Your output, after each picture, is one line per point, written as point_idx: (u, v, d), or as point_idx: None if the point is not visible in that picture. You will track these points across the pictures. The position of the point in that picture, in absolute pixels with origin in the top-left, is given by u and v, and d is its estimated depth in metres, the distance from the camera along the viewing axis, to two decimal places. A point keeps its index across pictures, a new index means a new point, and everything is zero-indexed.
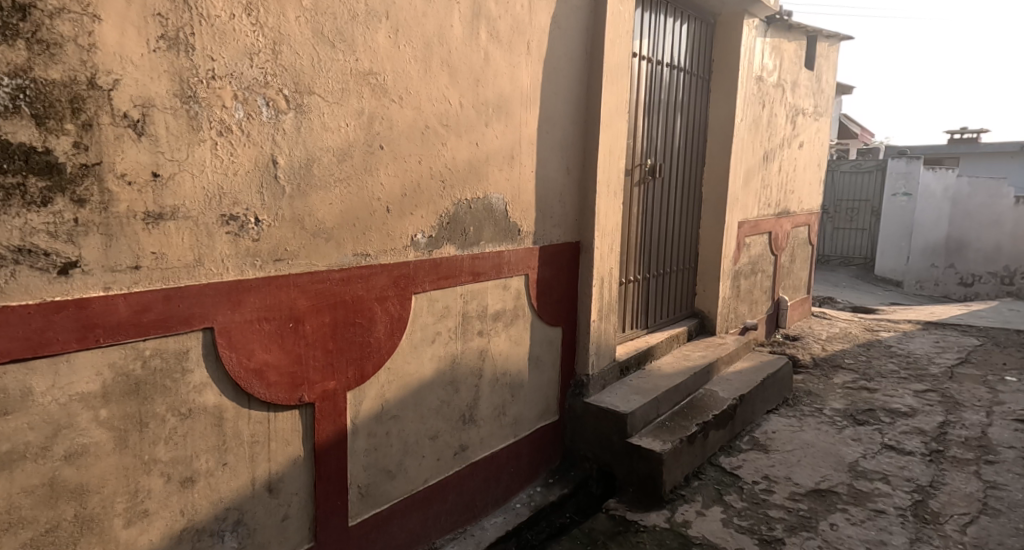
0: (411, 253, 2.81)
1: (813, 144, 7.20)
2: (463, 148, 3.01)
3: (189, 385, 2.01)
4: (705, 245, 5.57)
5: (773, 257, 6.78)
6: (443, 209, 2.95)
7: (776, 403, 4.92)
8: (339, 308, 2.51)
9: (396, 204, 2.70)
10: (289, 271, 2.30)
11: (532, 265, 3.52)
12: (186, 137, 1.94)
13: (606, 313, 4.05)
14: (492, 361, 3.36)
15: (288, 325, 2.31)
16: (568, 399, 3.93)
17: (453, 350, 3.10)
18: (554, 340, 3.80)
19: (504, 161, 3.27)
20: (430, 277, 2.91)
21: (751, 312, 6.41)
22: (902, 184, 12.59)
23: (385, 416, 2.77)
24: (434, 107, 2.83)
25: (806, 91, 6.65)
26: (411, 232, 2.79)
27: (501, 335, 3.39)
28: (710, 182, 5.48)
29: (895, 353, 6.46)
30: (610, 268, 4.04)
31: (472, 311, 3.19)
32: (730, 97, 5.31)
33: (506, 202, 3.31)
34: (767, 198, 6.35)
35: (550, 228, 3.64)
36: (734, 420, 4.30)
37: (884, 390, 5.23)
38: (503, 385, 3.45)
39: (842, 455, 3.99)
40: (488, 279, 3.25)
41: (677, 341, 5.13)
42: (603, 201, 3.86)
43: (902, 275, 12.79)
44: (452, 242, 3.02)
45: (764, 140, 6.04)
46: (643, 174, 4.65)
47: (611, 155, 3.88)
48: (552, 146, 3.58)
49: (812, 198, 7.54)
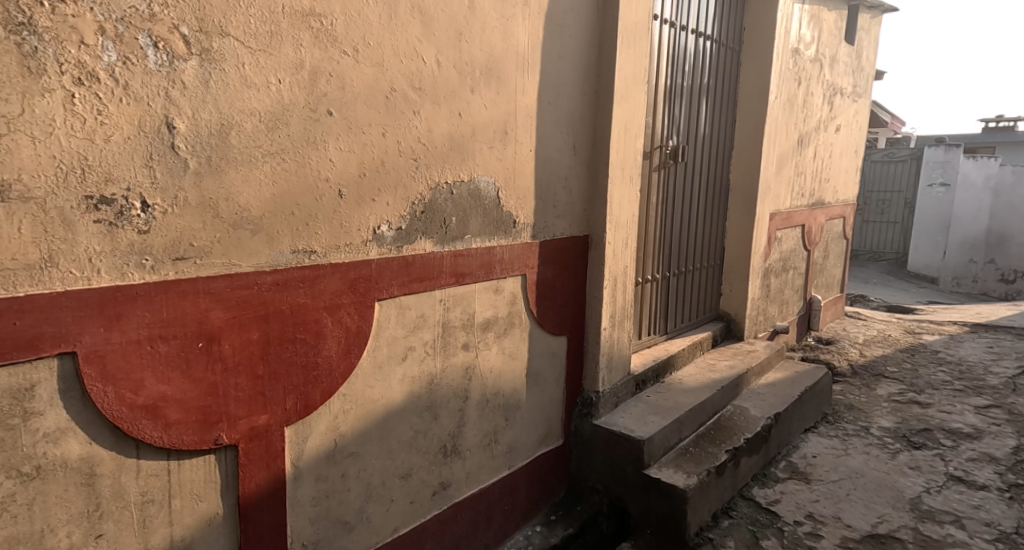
0: (373, 249, 2.23)
1: (850, 128, 6.52)
2: (443, 121, 2.43)
3: (37, 433, 1.47)
4: (732, 240, 4.95)
5: (806, 252, 6.15)
6: (416, 194, 2.37)
7: (814, 421, 4.32)
8: (272, 321, 1.93)
9: (351, 187, 2.13)
10: (197, 274, 1.73)
11: (531, 264, 2.94)
12: (18, 85, 1.40)
13: (619, 319, 3.47)
14: (481, 380, 2.79)
15: (197, 346, 1.74)
16: (574, 421, 3.36)
17: (431, 369, 2.53)
18: (558, 351, 3.22)
19: (495, 137, 2.69)
20: (399, 280, 2.33)
21: (781, 314, 5.79)
22: (940, 173, 11.92)
23: (340, 455, 2.20)
24: (403, 65, 2.24)
25: (846, 68, 5.98)
26: (372, 223, 2.22)
27: (492, 348, 2.82)
28: (739, 169, 4.86)
29: (945, 360, 5.80)
30: (625, 267, 3.45)
31: (456, 320, 2.61)
32: (763, 71, 4.68)
33: (498, 187, 2.74)
34: (801, 187, 5.70)
35: (553, 219, 3.05)
36: (767, 444, 3.71)
37: (938, 406, 4.60)
38: (495, 407, 2.88)
39: (900, 488, 3.37)
40: (476, 281, 2.68)
41: (700, 348, 4.53)
42: (617, 187, 3.27)
43: (937, 271, 12.05)
44: (429, 235, 2.44)
45: (799, 122, 5.39)
46: (664, 157, 4.04)
47: (626, 134, 3.28)
48: (556, 120, 2.99)
49: (848, 187, 6.88)
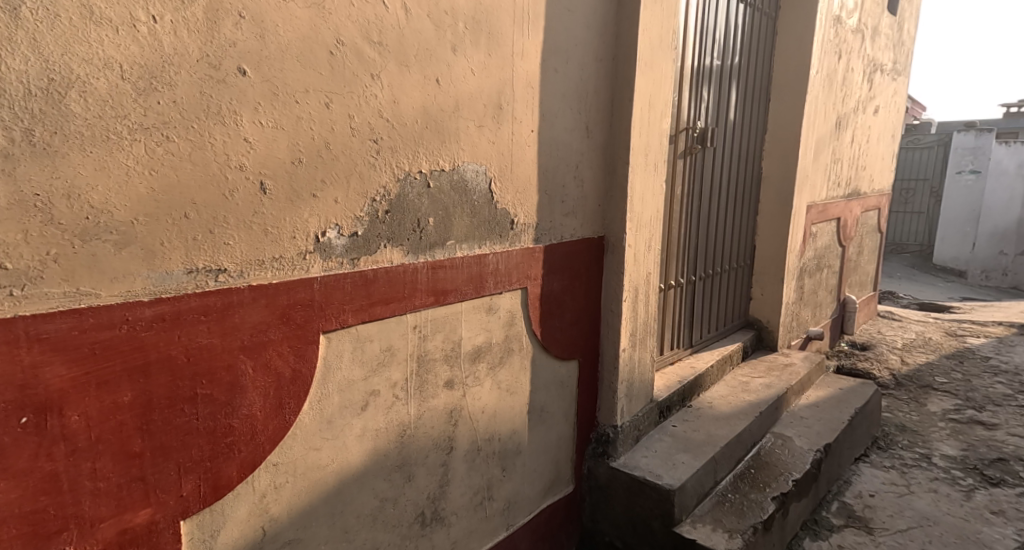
0: (315, 264, 1.63)
1: (889, 110, 5.87)
2: (413, 89, 1.82)
3: None
4: (764, 238, 4.34)
5: (841, 248, 5.52)
6: (379, 187, 1.77)
7: (865, 447, 3.72)
8: (156, 373, 1.31)
9: (279, 179, 1.52)
10: (15, 316, 1.12)
11: (533, 275, 2.34)
12: None
13: (641, 337, 2.86)
14: (470, 424, 2.19)
15: (18, 424, 1.14)
16: (586, 462, 2.77)
17: (402, 418, 1.93)
18: (567, 381, 2.62)
19: (487, 113, 2.08)
20: (354, 303, 1.73)
21: (815, 318, 5.18)
22: (969, 160, 11.34)
23: (271, 547, 1.60)
24: (355, 9, 1.63)
25: (887, 42, 5.33)
26: (313, 227, 1.61)
27: (484, 383, 2.23)
28: (774, 156, 4.24)
29: (998, 368, 5.21)
30: (648, 274, 2.84)
31: (435, 352, 2.02)
32: (803, 42, 4.05)
33: (490, 178, 2.13)
34: (838, 176, 5.08)
35: (561, 218, 2.44)
36: (817, 482, 3.13)
37: (1006, 427, 4.02)
38: (489, 456, 2.29)
39: (986, 542, 2.83)
40: (461, 299, 2.07)
41: (731, 362, 3.93)
42: (639, 178, 2.65)
43: (966, 264, 11.42)
44: (397, 243, 1.84)
45: (838, 103, 4.76)
46: (691, 141, 3.43)
47: (651, 112, 2.66)
48: (564, 93, 2.37)
49: (884, 175, 6.24)
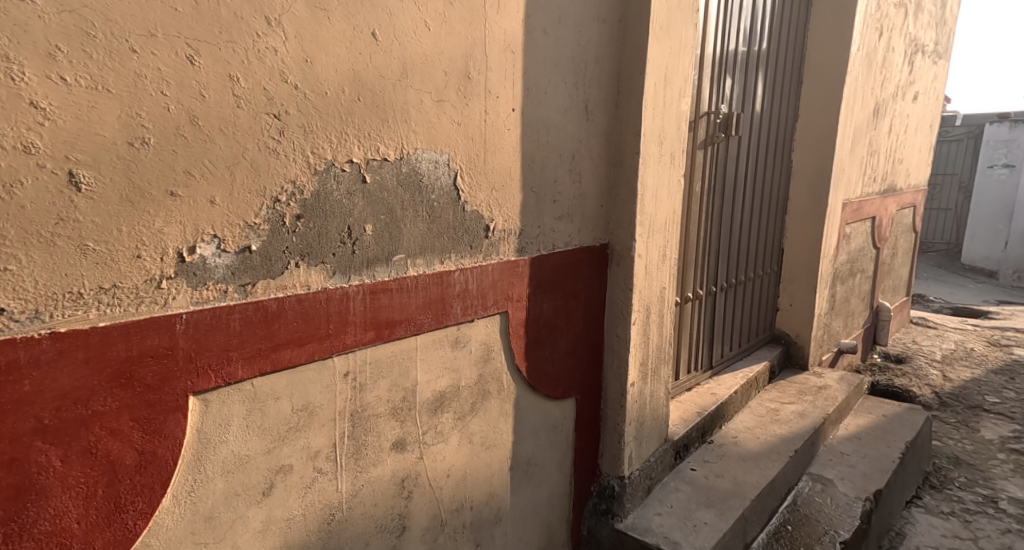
0: (179, 296, 1.11)
1: (929, 97, 5.30)
2: (336, 44, 1.29)
3: None
4: (794, 241, 3.79)
5: (875, 250, 4.96)
6: (284, 181, 1.24)
7: (917, 487, 3.17)
8: None
9: (105, 166, 1.00)
10: None
11: (515, 295, 1.81)
12: None
13: (652, 367, 2.33)
14: (430, 493, 1.67)
15: None
16: (586, 521, 2.25)
17: (328, 498, 1.41)
18: (560, 424, 2.09)
19: (449, 84, 1.55)
20: (245, 348, 1.20)
21: (847, 329, 4.62)
22: (1003, 153, 10.79)
23: None
24: None
25: (929, 19, 4.76)
26: (172, 241, 1.09)
27: (450, 438, 1.71)
28: (806, 146, 3.69)
29: None
30: (663, 289, 2.30)
31: (377, 405, 1.49)
32: (842, 14, 3.49)
33: (455, 170, 1.60)
34: (874, 170, 4.51)
35: (552, 222, 1.92)
36: (867, 538, 2.59)
37: None
38: (457, 531, 1.77)
39: None
40: (414, 331, 1.54)
41: (756, 385, 3.39)
42: (652, 171, 2.11)
43: (997, 264, 10.79)
44: (315, 260, 1.31)
45: (877, 87, 4.20)
46: (713, 129, 2.89)
47: (668, 89, 2.12)
48: (556, 62, 1.84)
49: (921, 169, 5.67)
